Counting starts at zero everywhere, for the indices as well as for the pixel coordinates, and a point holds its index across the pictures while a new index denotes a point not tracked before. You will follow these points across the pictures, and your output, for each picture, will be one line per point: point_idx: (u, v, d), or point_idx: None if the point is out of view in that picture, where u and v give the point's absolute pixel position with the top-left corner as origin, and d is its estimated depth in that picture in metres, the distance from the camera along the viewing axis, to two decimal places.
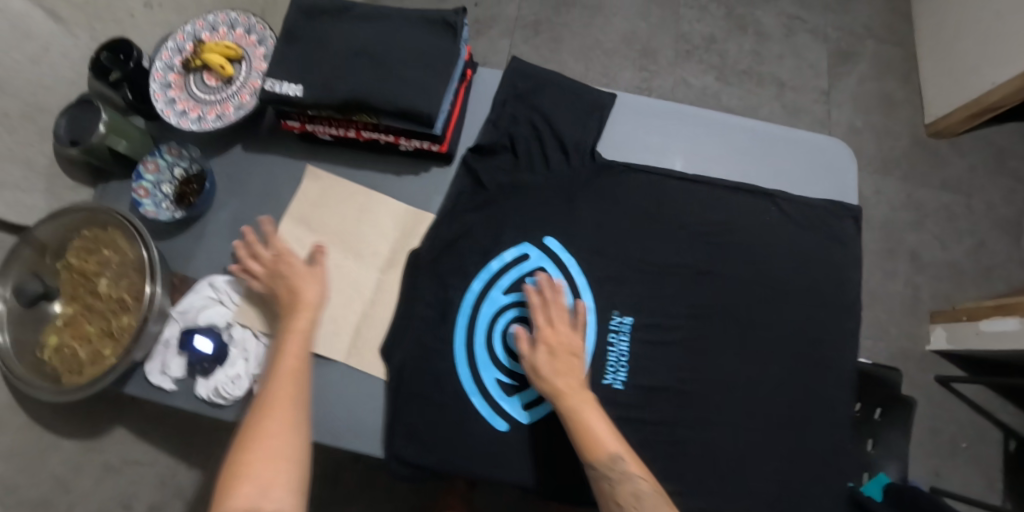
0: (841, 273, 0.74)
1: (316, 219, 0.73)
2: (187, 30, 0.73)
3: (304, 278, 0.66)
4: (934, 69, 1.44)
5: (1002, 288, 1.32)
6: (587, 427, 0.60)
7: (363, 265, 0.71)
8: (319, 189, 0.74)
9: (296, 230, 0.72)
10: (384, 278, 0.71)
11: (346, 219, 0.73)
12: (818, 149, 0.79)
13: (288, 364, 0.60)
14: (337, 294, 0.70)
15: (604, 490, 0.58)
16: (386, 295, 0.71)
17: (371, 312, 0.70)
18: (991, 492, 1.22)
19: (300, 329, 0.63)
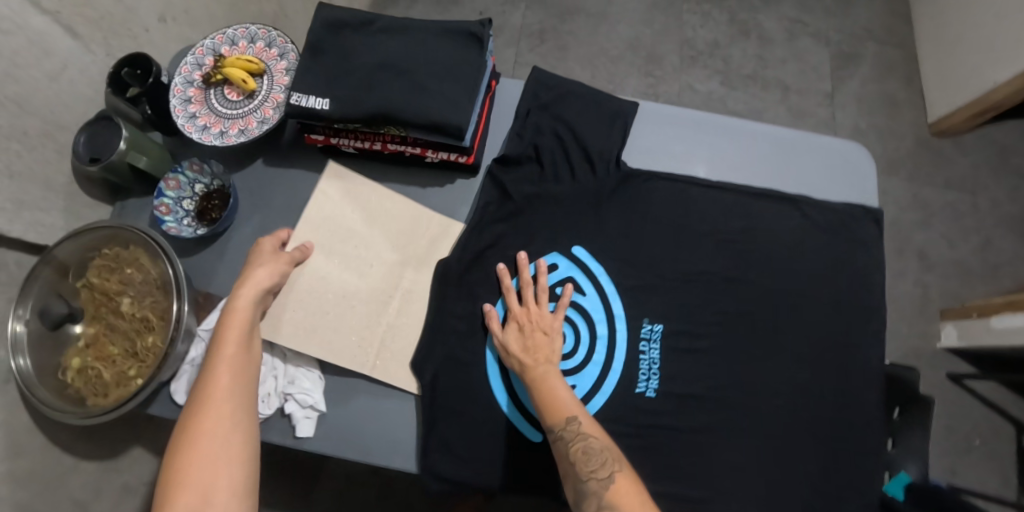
0: (866, 275, 0.75)
1: (341, 224, 0.72)
2: (207, 45, 0.72)
3: (262, 261, 0.65)
4: (935, 70, 1.46)
5: (1010, 284, 1.33)
6: (546, 393, 0.60)
7: (392, 276, 0.71)
8: (347, 193, 0.73)
9: (322, 235, 0.71)
10: (415, 291, 0.71)
11: (376, 228, 0.72)
12: (837, 153, 0.80)
13: (225, 351, 0.57)
14: (363, 304, 0.69)
15: (560, 453, 0.58)
16: (416, 308, 0.70)
17: (399, 324, 0.69)
18: (1008, 488, 1.22)
19: (240, 310, 0.60)
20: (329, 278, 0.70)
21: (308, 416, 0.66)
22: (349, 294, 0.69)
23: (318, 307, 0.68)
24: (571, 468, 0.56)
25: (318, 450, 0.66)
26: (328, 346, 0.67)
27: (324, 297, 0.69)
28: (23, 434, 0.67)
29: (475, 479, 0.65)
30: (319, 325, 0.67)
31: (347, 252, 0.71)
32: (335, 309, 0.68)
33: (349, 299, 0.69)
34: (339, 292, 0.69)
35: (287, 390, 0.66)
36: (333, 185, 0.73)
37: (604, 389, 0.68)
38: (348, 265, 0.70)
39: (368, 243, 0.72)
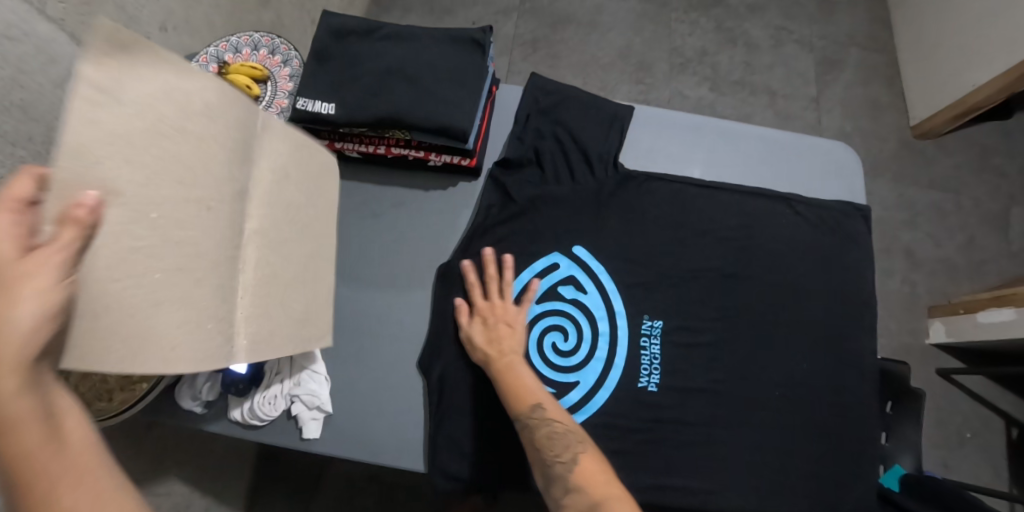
0: (858, 270, 0.77)
1: (135, 138, 0.37)
2: (210, 52, 0.69)
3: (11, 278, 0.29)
4: (915, 74, 1.51)
5: (993, 280, 1.37)
6: (510, 384, 0.61)
7: (235, 218, 0.48)
8: (141, 82, 0.38)
9: (110, 168, 0.35)
10: (264, 235, 0.52)
11: (200, 146, 0.44)
12: (826, 153, 0.82)
13: (44, 461, 0.30)
14: (204, 268, 0.44)
15: (526, 441, 0.59)
16: (271, 256, 0.54)
17: (263, 282, 0.52)
18: (998, 479, 1.25)
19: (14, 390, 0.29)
20: (140, 236, 0.38)
21: (315, 418, 0.66)
22: (183, 264, 0.42)
23: (123, 297, 0.37)
24: (537, 455, 0.57)
25: (327, 451, 0.67)
26: (175, 348, 0.41)
27: (133, 273, 0.38)
28: None
29: (483, 478, 0.66)
30: (134, 325, 0.38)
31: (161, 184, 0.40)
32: (174, 289, 0.41)
33: (186, 268, 0.42)
34: (175, 254, 0.41)
35: (294, 392, 0.66)
36: (105, 68, 0.36)
37: (607, 384, 0.70)
38: (170, 207, 0.41)
39: (194, 168, 0.43)
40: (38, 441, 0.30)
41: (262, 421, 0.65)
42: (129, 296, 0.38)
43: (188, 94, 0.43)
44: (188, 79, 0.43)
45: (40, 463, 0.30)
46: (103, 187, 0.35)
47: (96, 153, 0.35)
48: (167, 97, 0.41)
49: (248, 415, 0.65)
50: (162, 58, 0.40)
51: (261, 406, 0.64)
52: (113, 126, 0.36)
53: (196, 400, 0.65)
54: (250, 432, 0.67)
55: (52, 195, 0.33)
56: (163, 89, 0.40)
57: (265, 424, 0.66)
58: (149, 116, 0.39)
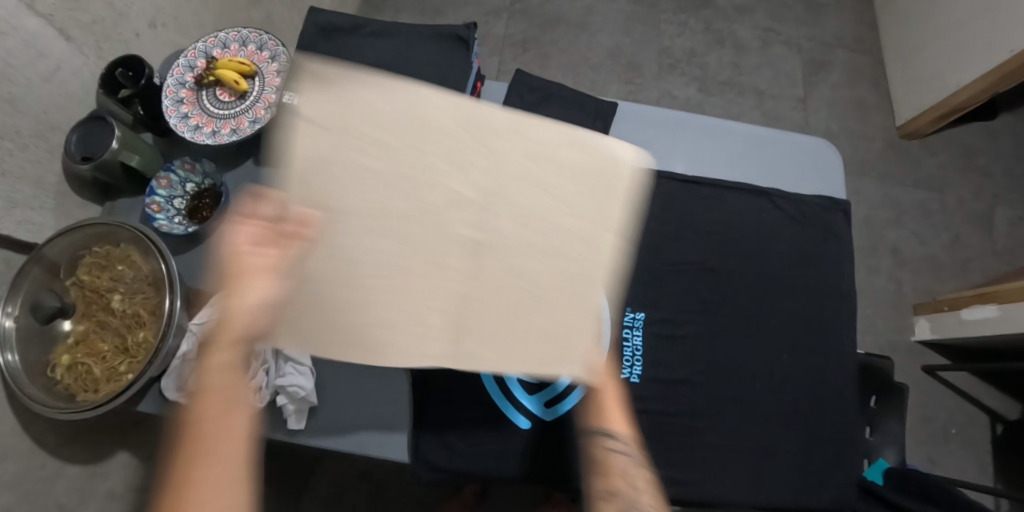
0: (838, 264, 0.79)
1: (357, 156, 0.41)
2: (199, 48, 0.74)
3: (247, 274, 0.36)
4: (901, 76, 1.53)
5: (978, 278, 1.39)
6: (606, 395, 0.49)
7: (472, 224, 0.43)
8: (368, 100, 0.41)
9: (326, 189, 0.40)
10: (525, 244, 0.44)
11: (422, 150, 0.42)
12: (807, 149, 0.84)
13: (210, 435, 0.32)
14: (415, 276, 0.42)
15: (609, 466, 0.46)
16: (518, 273, 0.44)
17: (501, 296, 0.43)
18: (983, 474, 1.26)
19: (225, 363, 0.35)
20: (349, 249, 0.41)
21: (300, 410, 0.66)
22: (399, 278, 0.42)
23: (334, 294, 0.41)
24: (630, 491, 0.45)
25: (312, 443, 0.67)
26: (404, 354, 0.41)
27: (346, 277, 0.41)
28: (10, 436, 0.66)
29: (469, 466, 0.67)
30: (363, 327, 0.41)
31: (372, 198, 0.42)
32: (370, 292, 0.41)
33: (389, 273, 0.42)
34: (367, 260, 0.41)
35: (277, 383, 0.65)
36: (319, 97, 0.40)
37: None
38: (376, 221, 0.42)
39: (390, 179, 0.42)
40: (215, 407, 0.33)
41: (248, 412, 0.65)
42: (343, 292, 0.41)
43: (412, 105, 0.42)
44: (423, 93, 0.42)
45: (203, 422, 0.33)
46: (319, 204, 0.40)
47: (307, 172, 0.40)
48: (374, 118, 0.42)
49: None
50: (365, 83, 0.42)
51: None
52: (319, 144, 0.40)
53: (181, 391, 0.66)
54: None
55: (290, 208, 0.39)
56: (370, 108, 0.41)
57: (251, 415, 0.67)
58: (358, 136, 0.41)
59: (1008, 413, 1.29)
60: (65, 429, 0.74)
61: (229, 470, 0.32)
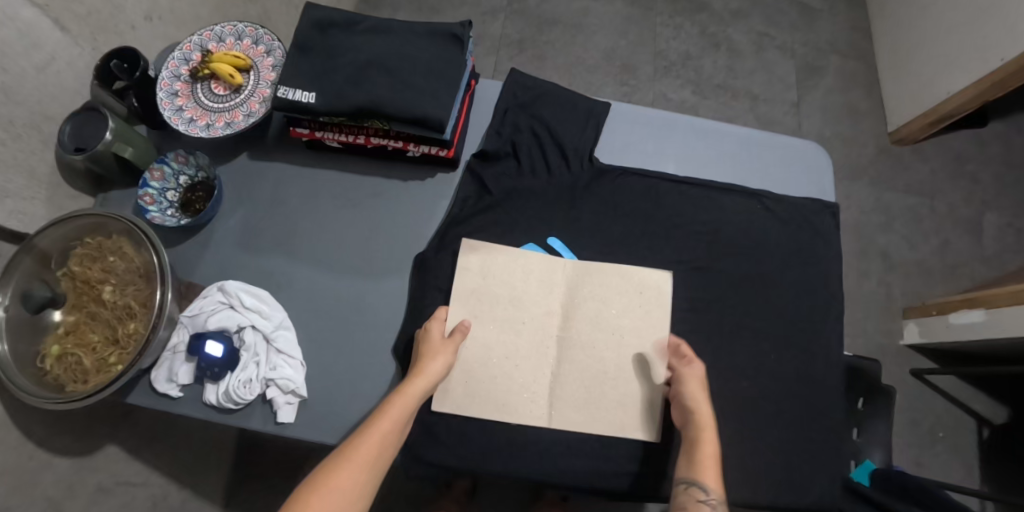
0: (825, 265, 0.80)
1: (491, 290, 0.71)
2: (194, 41, 0.75)
3: (435, 352, 0.64)
4: (893, 82, 1.55)
5: (966, 283, 1.41)
6: (709, 461, 0.61)
7: (564, 332, 0.71)
8: (503, 260, 0.72)
9: (475, 303, 0.70)
10: (596, 341, 0.71)
11: (531, 286, 0.71)
12: (798, 152, 0.85)
13: (383, 426, 0.57)
14: (525, 360, 0.70)
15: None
16: (593, 361, 0.70)
17: (583, 374, 0.69)
18: (970, 478, 1.27)
19: (410, 394, 0.60)
20: (485, 340, 0.70)
21: (291, 402, 0.67)
22: (518, 361, 0.69)
23: (482, 373, 0.69)
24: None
25: (301, 436, 0.67)
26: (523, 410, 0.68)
27: (489, 363, 0.69)
28: None
29: (458, 462, 0.66)
30: (497, 391, 0.68)
31: (502, 315, 0.71)
32: (502, 371, 0.69)
33: (513, 358, 0.69)
34: (498, 352, 0.69)
35: (269, 376, 0.66)
36: (472, 258, 0.72)
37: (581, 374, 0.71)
38: (502, 326, 0.70)
39: (514, 302, 0.71)
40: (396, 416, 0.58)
41: (238, 404, 0.65)
42: (486, 371, 0.69)
43: (525, 261, 0.72)
44: (533, 253, 0.73)
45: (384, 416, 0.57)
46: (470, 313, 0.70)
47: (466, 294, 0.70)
48: (508, 267, 0.72)
49: (224, 398, 0.65)
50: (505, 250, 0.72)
51: (237, 388, 0.65)
52: (471, 284, 0.71)
53: (173, 383, 0.67)
54: (224, 416, 0.67)
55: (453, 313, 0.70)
56: (508, 261, 0.72)
57: (240, 407, 0.67)
58: (492, 275, 0.71)
59: (995, 418, 1.30)
60: (54, 421, 0.74)
61: (383, 448, 0.56)
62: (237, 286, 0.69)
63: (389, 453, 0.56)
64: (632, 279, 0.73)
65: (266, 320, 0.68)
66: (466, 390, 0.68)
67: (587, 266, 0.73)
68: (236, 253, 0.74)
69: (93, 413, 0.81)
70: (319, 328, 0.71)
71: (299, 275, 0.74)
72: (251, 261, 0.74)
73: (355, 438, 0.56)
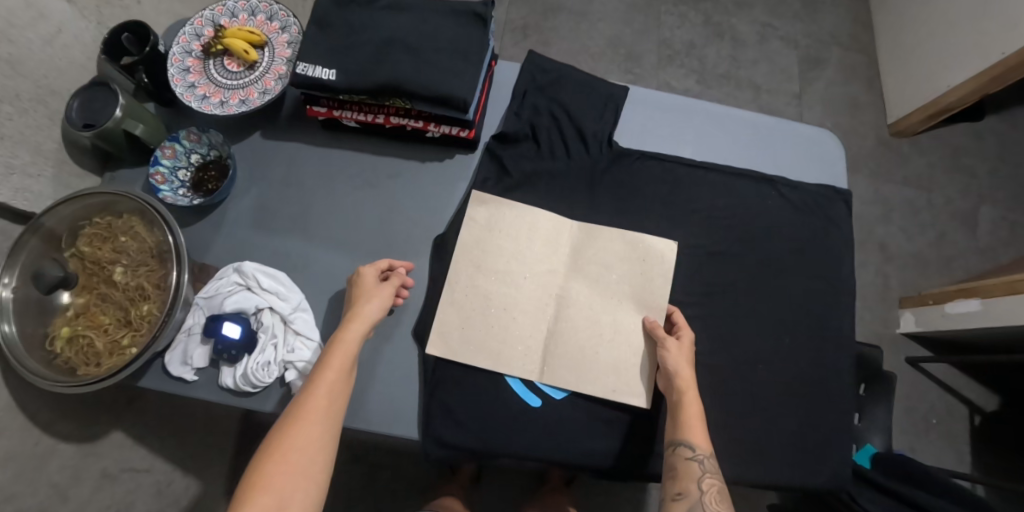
0: (839, 252, 0.80)
1: (496, 242, 0.71)
2: (206, 16, 0.73)
3: (370, 294, 0.63)
4: (894, 74, 1.56)
5: (961, 275, 1.44)
6: (693, 419, 0.60)
7: (564, 289, 0.71)
8: (509, 216, 0.72)
9: (474, 257, 0.71)
10: (596, 305, 0.71)
11: (535, 244, 0.72)
12: (812, 140, 0.85)
13: (328, 377, 0.56)
14: (523, 315, 0.69)
15: (684, 472, 0.58)
16: (590, 322, 0.70)
17: (579, 334, 0.69)
18: (962, 464, 1.30)
19: (348, 340, 0.59)
20: (485, 293, 0.70)
21: None
22: (515, 313, 0.69)
23: (480, 322, 0.69)
24: (699, 495, 0.57)
25: None
26: (514, 361, 0.68)
27: (487, 313, 0.69)
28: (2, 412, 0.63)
29: (474, 442, 0.66)
30: (492, 345, 0.68)
31: (503, 267, 0.71)
32: (500, 322, 0.69)
33: (511, 310, 0.69)
34: (495, 304, 0.69)
35: (288, 359, 0.65)
36: (480, 209, 0.72)
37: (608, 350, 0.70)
38: (501, 278, 0.70)
39: (515, 255, 0.71)
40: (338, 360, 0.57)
41: (256, 387, 0.64)
42: (484, 321, 0.69)
43: (531, 217, 0.72)
44: (537, 210, 0.73)
45: (327, 363, 0.57)
46: (469, 265, 0.71)
47: (464, 247, 0.71)
48: (515, 223, 0.72)
49: (242, 381, 0.64)
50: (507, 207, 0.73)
51: (256, 371, 0.64)
52: (476, 235, 0.72)
53: (187, 366, 0.65)
54: (241, 399, 0.66)
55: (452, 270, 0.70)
56: (511, 218, 0.72)
57: (257, 390, 0.65)
58: (495, 229, 0.72)
59: (986, 405, 1.33)
60: (61, 405, 0.72)
61: (332, 395, 0.55)
62: (253, 266, 0.68)
63: (342, 402, 0.56)
64: (639, 247, 0.73)
65: (284, 302, 0.67)
66: (457, 337, 0.68)
67: (590, 227, 0.73)
68: (251, 233, 0.73)
69: (99, 398, 0.79)
70: (336, 310, 0.70)
71: (320, 254, 0.72)
72: (266, 242, 0.73)
73: (303, 393, 0.55)
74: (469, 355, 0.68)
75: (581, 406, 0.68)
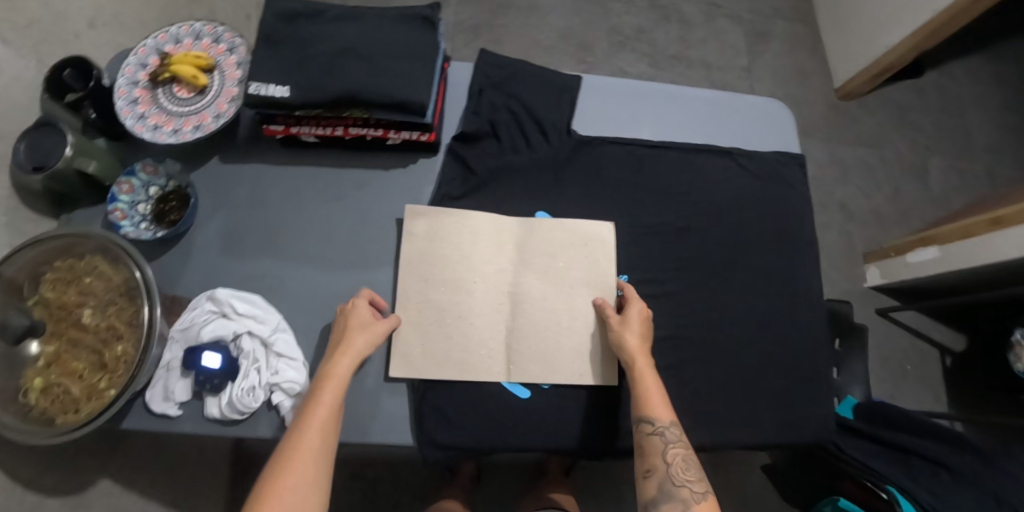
0: (799, 214, 0.84)
1: (442, 252, 0.71)
2: (149, 44, 0.71)
3: (361, 326, 0.63)
4: (836, 40, 1.62)
5: (918, 224, 1.51)
6: (651, 394, 0.61)
7: (515, 286, 0.71)
8: (450, 223, 0.71)
9: (423, 269, 0.70)
10: (550, 294, 0.71)
11: (481, 247, 0.71)
12: (762, 110, 0.88)
13: (320, 413, 0.55)
14: (481, 318, 0.69)
15: (650, 448, 0.60)
16: (545, 313, 0.71)
17: (539, 327, 0.70)
18: (939, 403, 1.36)
19: (340, 375, 0.59)
20: (438, 304, 0.69)
21: (297, 405, 0.65)
22: (470, 319, 0.69)
23: (437, 334, 0.68)
24: (667, 468, 0.58)
25: None
26: (479, 367, 0.68)
27: (443, 323, 0.69)
28: None
29: (468, 441, 0.66)
30: (454, 350, 0.68)
31: (452, 276, 0.70)
32: (458, 330, 0.69)
33: (467, 316, 0.69)
34: (448, 313, 0.69)
35: (273, 381, 0.65)
36: (418, 222, 0.71)
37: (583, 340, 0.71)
38: (451, 287, 0.70)
39: (463, 261, 0.71)
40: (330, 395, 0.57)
41: (244, 413, 0.64)
42: (441, 331, 0.68)
43: (472, 220, 0.72)
44: (477, 212, 0.72)
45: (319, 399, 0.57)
46: (421, 277, 0.70)
47: (411, 261, 0.70)
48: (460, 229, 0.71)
49: (229, 409, 0.64)
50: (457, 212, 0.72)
51: (241, 397, 0.63)
52: (419, 248, 0.71)
53: (169, 401, 0.64)
54: (230, 428, 0.65)
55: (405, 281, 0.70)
56: (456, 224, 0.71)
57: (246, 416, 0.65)
58: (438, 240, 0.71)
59: (954, 345, 1.40)
60: (41, 458, 0.70)
61: (325, 431, 0.55)
62: (225, 292, 0.67)
63: (333, 438, 0.56)
64: (579, 232, 0.74)
65: (261, 325, 0.67)
66: (418, 354, 0.68)
67: (531, 221, 0.73)
68: (219, 260, 0.72)
69: (80, 447, 0.77)
70: (314, 326, 0.70)
71: (289, 273, 0.72)
72: (234, 269, 0.72)
73: (293, 431, 0.54)
74: (433, 368, 0.67)
75: (573, 391, 0.70)
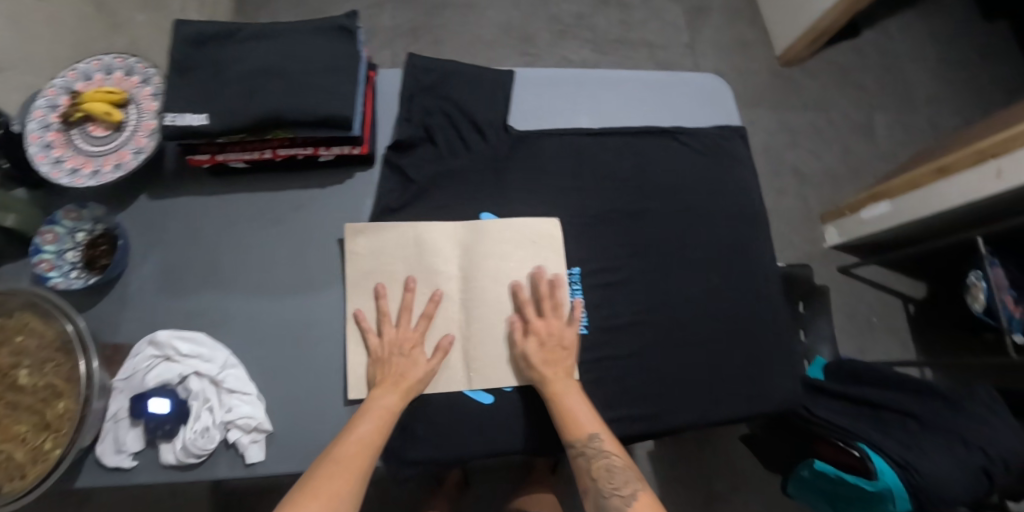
0: (744, 185, 0.85)
1: (387, 267, 0.69)
2: (58, 84, 0.68)
3: (414, 364, 0.64)
4: (772, 9, 1.65)
5: (868, 180, 1.55)
6: (566, 416, 0.63)
7: (467, 293, 0.70)
8: (393, 236, 0.70)
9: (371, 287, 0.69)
10: (503, 296, 0.71)
11: (427, 257, 0.70)
12: (698, 87, 0.89)
13: (370, 431, 0.58)
14: (436, 329, 0.68)
15: (579, 469, 0.62)
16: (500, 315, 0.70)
17: (496, 330, 0.69)
18: (907, 350, 1.41)
19: (393, 405, 0.61)
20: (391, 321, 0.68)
21: (256, 439, 0.63)
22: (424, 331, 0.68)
23: None
24: (594, 485, 0.61)
25: (273, 472, 0.64)
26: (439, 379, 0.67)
27: None
28: None
29: (437, 455, 0.65)
30: None
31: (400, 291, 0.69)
32: None
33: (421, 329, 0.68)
34: None
35: (227, 419, 0.62)
36: (360, 240, 0.70)
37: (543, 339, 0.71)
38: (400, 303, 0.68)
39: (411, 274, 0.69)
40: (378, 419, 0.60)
41: (200, 456, 0.61)
42: None
43: (416, 230, 0.70)
44: (420, 222, 0.71)
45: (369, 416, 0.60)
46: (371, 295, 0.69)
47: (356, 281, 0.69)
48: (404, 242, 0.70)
49: (184, 454, 0.61)
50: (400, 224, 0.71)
51: (194, 440, 0.61)
52: (364, 265, 0.69)
53: (122, 452, 0.62)
54: (188, 472, 0.63)
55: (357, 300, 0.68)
56: (398, 238, 0.70)
57: (203, 459, 0.62)
58: (382, 256, 0.69)
59: (915, 293, 1.45)
60: None
61: (369, 446, 0.57)
62: (167, 334, 0.65)
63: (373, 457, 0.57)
64: (526, 230, 0.73)
65: (208, 364, 0.64)
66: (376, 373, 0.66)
67: (477, 224, 0.72)
68: (157, 302, 0.69)
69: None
70: (264, 358, 0.68)
71: (234, 305, 0.69)
72: (174, 308, 0.69)
73: (341, 441, 0.57)
74: None
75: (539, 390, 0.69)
